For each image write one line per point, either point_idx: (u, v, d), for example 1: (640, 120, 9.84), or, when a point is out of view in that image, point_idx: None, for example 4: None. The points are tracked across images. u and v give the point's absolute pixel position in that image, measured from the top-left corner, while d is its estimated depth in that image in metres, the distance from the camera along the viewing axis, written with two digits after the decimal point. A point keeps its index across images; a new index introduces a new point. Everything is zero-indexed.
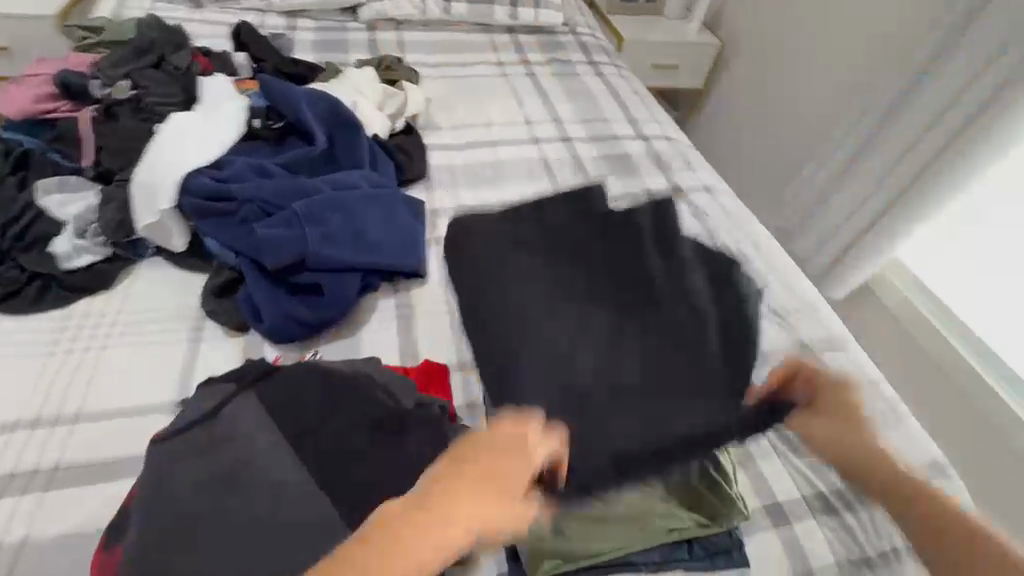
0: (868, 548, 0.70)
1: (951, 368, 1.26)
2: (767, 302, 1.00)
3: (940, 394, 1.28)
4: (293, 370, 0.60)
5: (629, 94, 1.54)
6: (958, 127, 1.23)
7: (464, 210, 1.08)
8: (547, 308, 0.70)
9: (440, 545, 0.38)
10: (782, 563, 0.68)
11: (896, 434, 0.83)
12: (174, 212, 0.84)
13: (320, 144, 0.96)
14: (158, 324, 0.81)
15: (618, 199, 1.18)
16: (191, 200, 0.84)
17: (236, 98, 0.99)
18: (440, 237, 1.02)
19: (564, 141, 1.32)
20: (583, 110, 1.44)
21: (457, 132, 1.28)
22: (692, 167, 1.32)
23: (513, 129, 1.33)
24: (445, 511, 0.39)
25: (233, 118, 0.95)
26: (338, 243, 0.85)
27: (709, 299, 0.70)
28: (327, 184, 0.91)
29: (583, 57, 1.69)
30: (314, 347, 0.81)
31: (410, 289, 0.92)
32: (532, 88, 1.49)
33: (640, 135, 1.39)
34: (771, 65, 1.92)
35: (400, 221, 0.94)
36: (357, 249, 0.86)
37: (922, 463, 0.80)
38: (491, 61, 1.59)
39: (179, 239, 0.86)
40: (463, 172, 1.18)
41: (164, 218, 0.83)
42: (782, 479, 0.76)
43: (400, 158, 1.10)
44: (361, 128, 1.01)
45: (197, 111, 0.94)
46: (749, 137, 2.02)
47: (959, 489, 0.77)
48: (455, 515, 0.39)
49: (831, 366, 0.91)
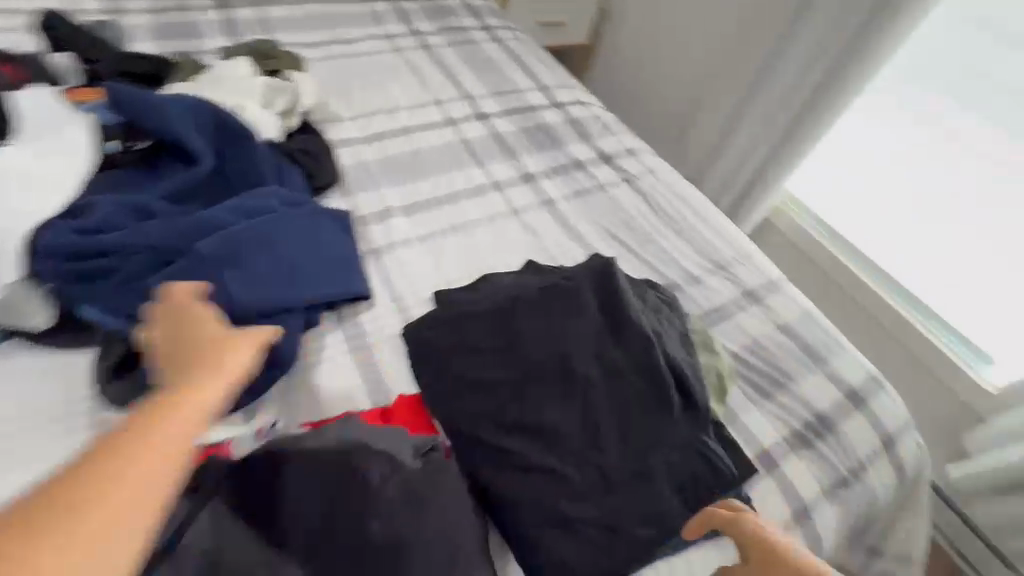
0: (841, 467, 0.79)
1: (847, 282, 1.45)
2: (708, 259, 1.05)
3: (841, 306, 1.48)
4: (265, 466, 0.51)
5: (532, 59, 1.48)
6: (831, 66, 1.35)
7: (394, 212, 0.97)
8: (505, 424, 0.68)
9: (171, 437, 0.41)
10: (782, 506, 0.73)
11: (839, 358, 0.92)
12: (26, 284, 0.65)
13: (207, 165, 0.80)
14: (37, 429, 0.63)
15: (550, 174, 1.14)
16: (51, 264, 0.65)
17: (76, 118, 0.77)
18: (376, 249, 0.91)
19: (480, 118, 1.24)
20: (491, 82, 1.35)
21: (361, 122, 1.14)
22: (611, 130, 1.31)
23: (423, 112, 1.21)
24: (158, 420, 0.41)
25: (82, 140, 0.75)
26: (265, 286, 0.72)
27: (656, 379, 0.71)
28: (229, 213, 0.76)
29: (476, 22, 1.58)
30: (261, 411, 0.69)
31: (356, 315, 0.81)
32: (432, 63, 1.36)
33: (554, 102, 1.34)
34: (655, 16, 1.96)
35: (329, 242, 0.81)
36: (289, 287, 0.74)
37: (863, 380, 0.90)
38: (378, 35, 1.43)
39: (39, 318, 0.66)
40: (381, 168, 1.06)
41: (12, 296, 0.64)
42: (764, 426, 0.81)
43: (305, 163, 0.95)
44: (255, 137, 0.85)
45: (22, 142, 0.71)
46: (643, 90, 2.08)
47: (893, 395, 0.89)
48: (168, 418, 0.42)
49: (774, 308, 0.98)
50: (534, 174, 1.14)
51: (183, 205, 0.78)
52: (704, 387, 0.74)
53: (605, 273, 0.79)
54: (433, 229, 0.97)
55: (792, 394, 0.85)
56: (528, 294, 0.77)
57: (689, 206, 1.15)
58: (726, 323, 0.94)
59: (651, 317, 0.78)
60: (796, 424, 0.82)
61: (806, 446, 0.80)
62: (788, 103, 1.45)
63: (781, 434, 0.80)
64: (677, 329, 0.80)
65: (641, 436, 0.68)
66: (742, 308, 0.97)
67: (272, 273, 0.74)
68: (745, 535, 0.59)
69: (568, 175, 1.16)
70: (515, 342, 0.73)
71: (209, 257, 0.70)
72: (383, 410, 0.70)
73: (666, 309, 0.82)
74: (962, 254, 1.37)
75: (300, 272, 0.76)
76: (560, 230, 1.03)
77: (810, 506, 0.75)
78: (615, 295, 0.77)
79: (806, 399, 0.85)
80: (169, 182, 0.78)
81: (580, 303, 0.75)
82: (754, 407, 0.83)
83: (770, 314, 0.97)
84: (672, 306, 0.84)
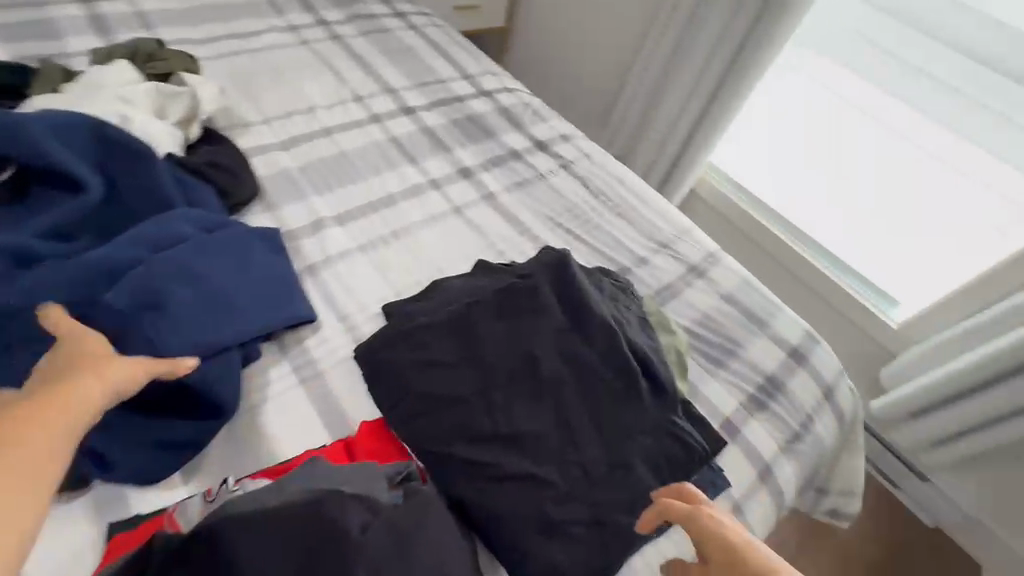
0: (793, 423, 0.84)
1: (770, 244, 1.56)
2: (651, 238, 1.07)
3: (767, 267, 1.58)
4: (219, 528, 0.44)
5: (453, 47, 1.42)
6: (740, 42, 1.42)
7: (326, 223, 0.90)
8: (478, 435, 0.64)
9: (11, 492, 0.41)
10: (747, 469, 0.77)
11: (779, 320, 0.98)
12: None
13: (96, 192, 0.69)
14: None
15: (487, 167, 1.11)
16: None
17: None
18: (312, 265, 0.84)
19: (407, 113, 1.17)
20: (412, 72, 1.28)
21: (275, 126, 1.04)
22: (542, 115, 1.29)
23: (343, 109, 1.12)
24: None
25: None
26: (194, 325, 0.64)
27: (625, 366, 0.71)
28: (132, 246, 0.66)
29: (387, 8, 1.48)
30: (201, 467, 0.62)
31: (299, 340, 0.75)
32: (345, 55, 1.27)
33: (481, 90, 1.30)
34: None
35: (258, 265, 0.73)
36: (222, 322, 0.66)
37: (801, 338, 0.97)
38: (279, 26, 1.30)
39: None
40: (305, 175, 0.97)
41: None
42: (723, 395, 0.84)
43: (216, 177, 0.85)
44: (153, 153, 0.75)
45: None
46: (564, 72, 2.08)
47: (827, 348, 0.96)
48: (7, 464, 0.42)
49: (717, 279, 1.02)
50: (471, 167, 1.10)
51: (72, 242, 0.67)
52: (667, 367, 0.75)
53: (562, 267, 0.78)
54: (372, 237, 0.91)
55: (743, 360, 0.90)
56: (487, 297, 0.74)
57: (627, 188, 1.16)
58: (675, 300, 0.96)
59: (610, 306, 0.78)
60: (750, 389, 0.86)
61: (761, 408, 0.85)
62: (703, 79, 1.51)
63: (739, 400, 0.84)
64: (635, 314, 0.81)
65: (616, 425, 0.67)
66: (688, 283, 1.01)
67: (202, 309, 0.66)
68: (701, 531, 0.56)
69: (505, 166, 1.13)
70: (480, 349, 0.70)
71: (121, 298, 0.61)
72: (345, 444, 0.65)
73: (621, 295, 0.82)
74: (863, 208, 1.52)
75: (233, 304, 0.68)
76: (505, 223, 1.01)
77: (772, 464, 0.79)
78: (574, 287, 0.76)
79: (756, 362, 0.90)
80: (50, 215, 0.66)
81: (542, 300, 0.74)
82: (712, 378, 0.86)
83: (714, 286, 1.01)
84: (628, 291, 0.85)
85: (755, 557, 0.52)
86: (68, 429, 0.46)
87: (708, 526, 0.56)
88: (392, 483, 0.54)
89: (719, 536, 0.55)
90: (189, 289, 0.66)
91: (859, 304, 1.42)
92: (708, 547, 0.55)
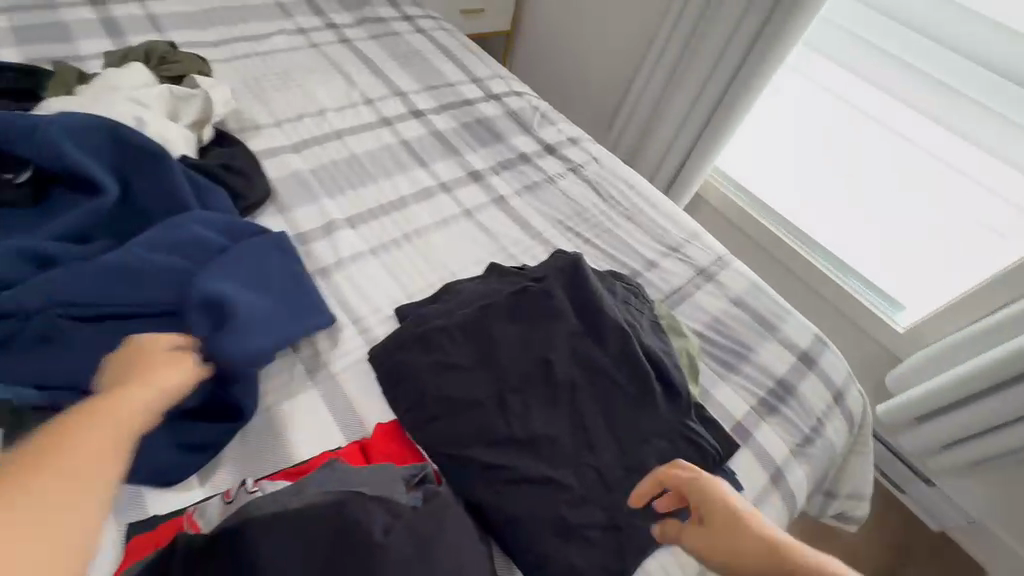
0: (804, 427, 0.84)
1: (775, 248, 1.56)
2: (661, 242, 1.07)
3: (773, 270, 1.59)
4: (241, 528, 0.45)
5: (462, 50, 1.43)
6: (747, 46, 1.42)
7: (338, 226, 0.90)
8: (495, 440, 0.64)
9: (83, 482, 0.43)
10: (760, 473, 0.77)
11: (789, 325, 0.98)
12: None
13: (113, 193, 0.69)
14: None
15: (496, 170, 1.11)
16: None
17: None
18: (325, 268, 0.84)
19: (417, 116, 1.17)
20: (422, 76, 1.29)
21: (287, 128, 1.04)
22: (551, 119, 1.30)
23: (354, 112, 1.13)
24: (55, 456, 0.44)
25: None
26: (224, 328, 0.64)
27: (640, 372, 0.71)
28: (149, 250, 0.66)
29: (395, 11, 1.49)
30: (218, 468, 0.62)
31: (313, 343, 0.75)
32: (355, 59, 1.28)
33: (489, 94, 1.31)
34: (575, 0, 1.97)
35: (273, 271, 0.73)
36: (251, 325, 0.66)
37: (811, 342, 0.97)
38: (289, 29, 1.31)
39: None
40: (317, 178, 0.97)
41: None
42: (735, 399, 0.84)
43: (230, 180, 0.85)
44: (169, 155, 0.75)
45: None
46: (570, 75, 2.09)
47: (837, 353, 0.96)
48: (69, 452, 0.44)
49: (727, 283, 1.03)
50: (480, 170, 1.10)
51: (89, 243, 0.67)
52: (680, 371, 0.75)
53: (574, 271, 0.78)
54: (384, 240, 0.91)
55: (754, 363, 0.90)
56: (500, 302, 0.74)
57: (636, 191, 1.17)
58: (685, 303, 0.97)
59: (623, 309, 0.78)
60: (761, 392, 0.86)
61: (772, 412, 0.85)
62: (710, 83, 1.51)
63: (751, 405, 0.84)
64: (648, 318, 0.81)
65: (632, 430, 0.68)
66: (697, 287, 1.01)
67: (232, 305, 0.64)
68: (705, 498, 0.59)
69: (515, 170, 1.14)
70: (494, 353, 0.70)
71: (158, 305, 0.63)
72: (361, 445, 0.65)
73: (633, 298, 0.83)
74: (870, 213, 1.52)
75: (261, 306, 0.68)
76: (515, 226, 1.01)
77: (783, 467, 0.79)
78: (588, 291, 0.76)
79: (766, 366, 0.90)
80: (67, 216, 0.67)
81: (554, 305, 0.74)
82: (724, 382, 0.86)
83: (723, 290, 1.01)
84: (640, 294, 0.85)
85: (761, 530, 0.56)
86: (127, 425, 0.49)
87: (719, 494, 0.59)
88: (415, 482, 0.55)
89: (728, 507, 0.58)
90: (217, 289, 0.65)
91: (866, 308, 1.42)
92: (714, 513, 0.58)
